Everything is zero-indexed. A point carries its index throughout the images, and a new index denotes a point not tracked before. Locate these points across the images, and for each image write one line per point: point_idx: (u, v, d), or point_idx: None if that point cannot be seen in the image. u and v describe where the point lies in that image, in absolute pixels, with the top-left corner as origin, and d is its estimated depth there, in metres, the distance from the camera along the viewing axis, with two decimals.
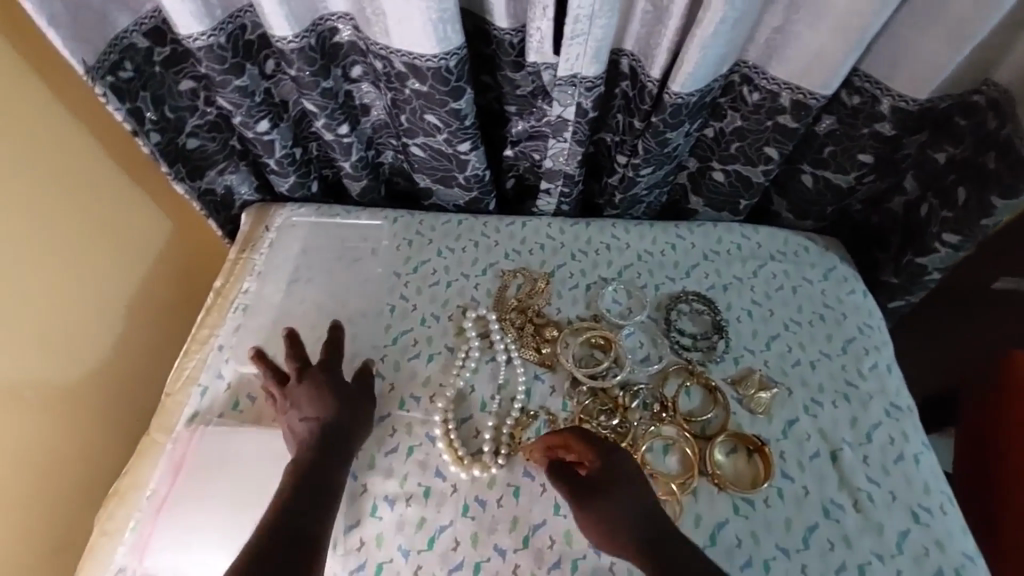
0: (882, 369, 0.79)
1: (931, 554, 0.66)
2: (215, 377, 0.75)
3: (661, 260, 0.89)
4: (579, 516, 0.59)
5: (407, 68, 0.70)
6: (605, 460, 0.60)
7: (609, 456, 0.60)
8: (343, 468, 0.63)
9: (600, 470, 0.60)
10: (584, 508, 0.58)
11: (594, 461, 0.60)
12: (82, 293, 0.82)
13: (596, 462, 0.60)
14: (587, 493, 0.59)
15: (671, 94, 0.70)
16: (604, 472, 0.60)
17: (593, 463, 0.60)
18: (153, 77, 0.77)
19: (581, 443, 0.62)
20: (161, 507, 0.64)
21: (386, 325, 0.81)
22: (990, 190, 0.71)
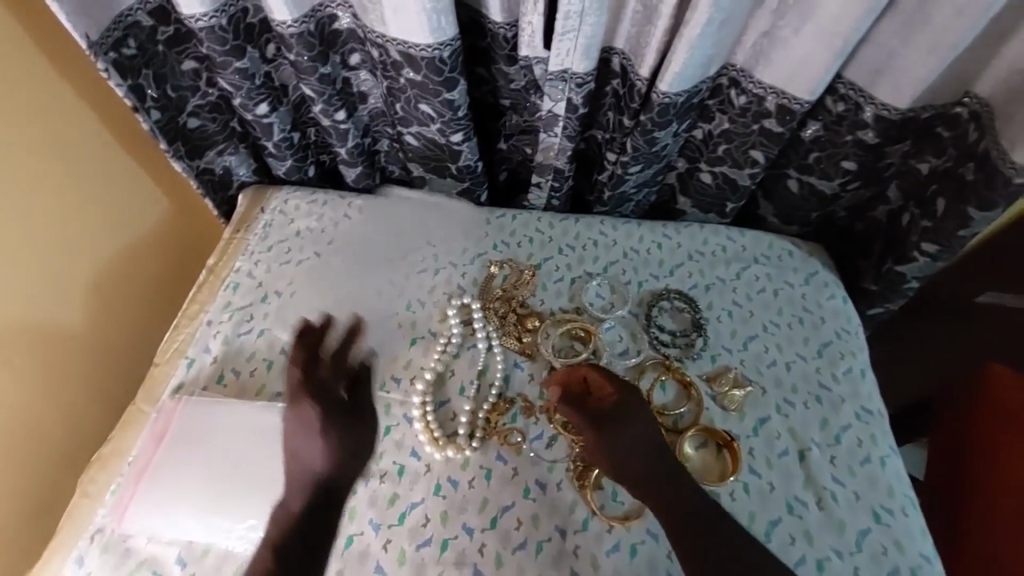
0: (856, 374, 0.81)
1: (889, 553, 0.67)
2: (203, 351, 0.77)
3: (646, 258, 0.91)
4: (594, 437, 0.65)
5: (403, 57, 0.72)
6: (627, 397, 0.67)
7: (627, 393, 0.67)
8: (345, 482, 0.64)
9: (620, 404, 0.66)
10: (603, 435, 0.65)
11: (616, 397, 0.66)
12: (73, 263, 0.84)
13: (617, 395, 0.67)
14: (608, 423, 0.65)
15: (658, 93, 0.72)
16: (625, 407, 0.66)
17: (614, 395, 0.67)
18: (157, 56, 0.79)
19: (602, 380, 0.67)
20: (143, 472, 0.65)
21: (373, 308, 0.83)
22: (968, 202, 0.72)
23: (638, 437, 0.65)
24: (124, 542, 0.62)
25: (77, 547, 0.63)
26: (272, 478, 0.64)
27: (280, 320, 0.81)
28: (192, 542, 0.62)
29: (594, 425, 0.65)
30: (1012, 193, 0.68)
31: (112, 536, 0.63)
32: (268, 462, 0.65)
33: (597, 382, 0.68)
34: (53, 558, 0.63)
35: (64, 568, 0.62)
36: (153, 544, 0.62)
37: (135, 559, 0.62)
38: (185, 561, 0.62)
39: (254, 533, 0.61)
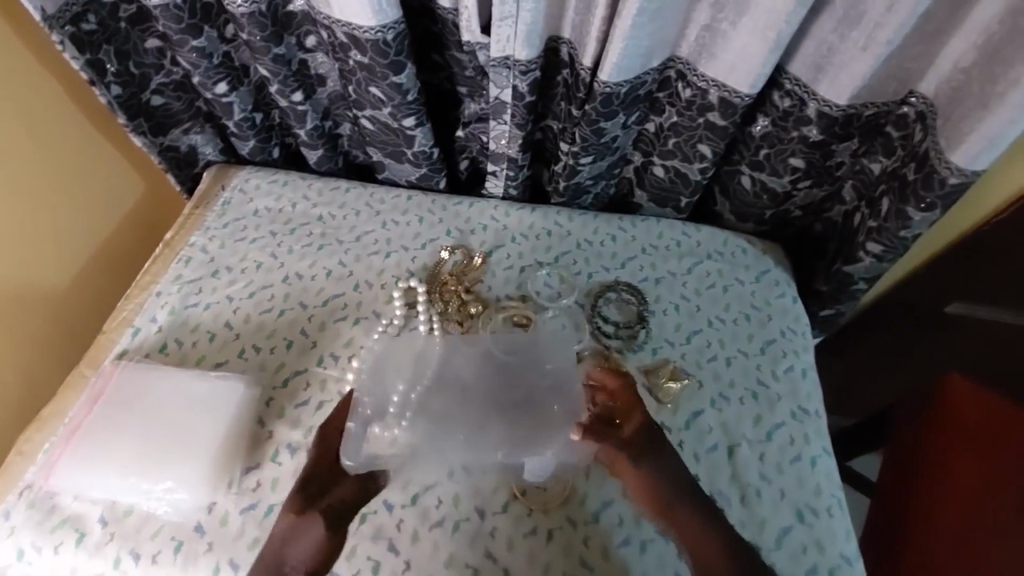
0: (797, 373, 0.80)
1: (808, 552, 0.67)
2: (149, 321, 0.79)
3: (599, 250, 0.91)
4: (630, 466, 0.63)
5: (349, 39, 0.73)
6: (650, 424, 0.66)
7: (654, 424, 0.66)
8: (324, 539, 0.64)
9: (646, 432, 0.65)
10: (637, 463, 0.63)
11: (641, 422, 0.66)
12: (30, 228, 0.86)
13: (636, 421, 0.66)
14: (637, 450, 0.64)
15: (600, 83, 0.72)
16: (652, 433, 0.65)
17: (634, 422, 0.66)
18: (118, 32, 0.81)
19: (629, 406, 0.67)
20: (75, 433, 0.67)
21: (321, 288, 0.84)
22: (908, 202, 0.71)
23: (663, 468, 0.63)
24: (51, 498, 0.64)
25: (5, 502, 0.65)
26: (196, 445, 0.66)
27: (228, 294, 0.82)
28: (115, 503, 0.64)
29: (631, 451, 0.64)
30: (948, 193, 0.68)
31: (39, 493, 0.65)
32: (196, 430, 0.67)
33: (625, 406, 0.67)
34: None
35: None
36: (79, 503, 0.64)
37: (59, 515, 0.64)
38: (106, 520, 0.64)
39: (172, 495, 0.63)
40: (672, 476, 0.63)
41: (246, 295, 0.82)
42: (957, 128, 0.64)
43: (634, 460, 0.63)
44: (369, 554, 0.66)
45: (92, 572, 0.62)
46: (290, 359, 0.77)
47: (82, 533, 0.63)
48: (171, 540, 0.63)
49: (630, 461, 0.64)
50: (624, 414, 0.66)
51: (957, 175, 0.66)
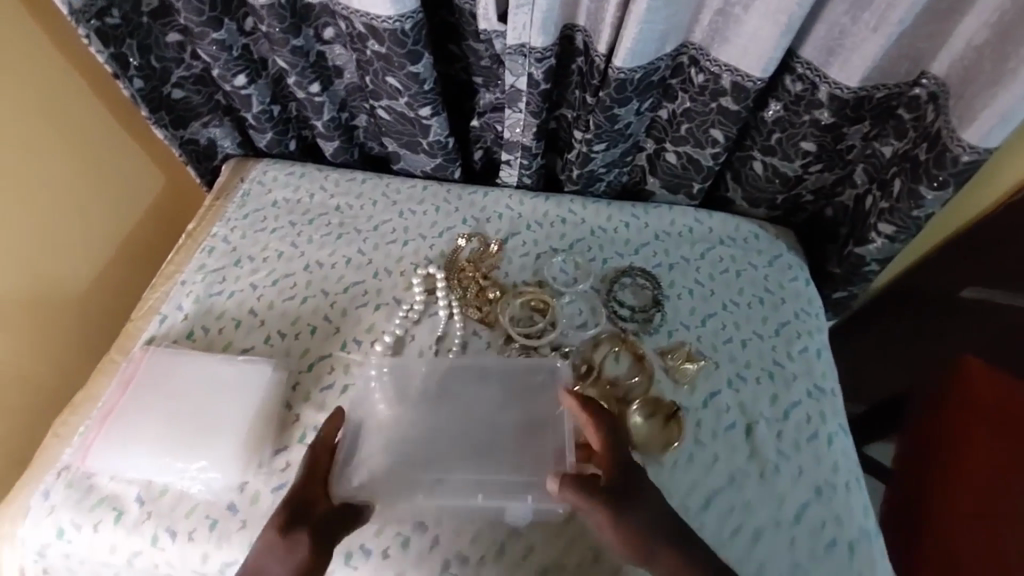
0: (811, 354, 0.81)
1: (828, 526, 0.68)
2: (175, 309, 0.81)
3: (613, 237, 0.93)
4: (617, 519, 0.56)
5: (367, 29, 0.75)
6: (630, 467, 0.60)
7: (634, 468, 0.60)
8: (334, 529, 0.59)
9: (625, 476, 0.59)
10: (625, 512, 0.56)
11: (621, 465, 0.59)
12: (55, 221, 0.89)
13: (616, 466, 0.59)
14: (623, 503, 0.57)
15: (614, 69, 0.73)
16: (632, 478, 0.59)
17: (613, 469, 0.59)
18: (140, 27, 0.83)
19: (607, 447, 0.60)
20: (109, 415, 0.69)
21: (342, 275, 0.86)
22: (920, 181, 0.73)
23: (646, 517, 0.57)
24: (88, 479, 0.66)
25: (44, 481, 0.66)
26: (227, 428, 0.67)
27: (251, 283, 0.84)
28: (151, 483, 0.66)
29: (615, 500, 0.57)
30: (960, 171, 0.69)
31: (76, 473, 0.67)
32: (227, 413, 0.68)
33: (605, 446, 0.60)
34: (20, 491, 0.67)
35: (30, 498, 0.66)
36: (115, 483, 0.66)
37: (96, 495, 0.66)
38: (143, 499, 0.65)
39: (206, 474, 0.65)
40: (655, 527, 0.57)
41: (269, 283, 0.84)
42: (970, 105, 0.65)
43: (613, 512, 0.56)
44: (397, 531, 0.67)
45: (130, 549, 0.64)
46: (313, 344, 0.79)
47: (120, 511, 0.65)
48: (205, 518, 0.65)
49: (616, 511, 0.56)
50: (604, 458, 0.60)
51: (969, 153, 0.67)
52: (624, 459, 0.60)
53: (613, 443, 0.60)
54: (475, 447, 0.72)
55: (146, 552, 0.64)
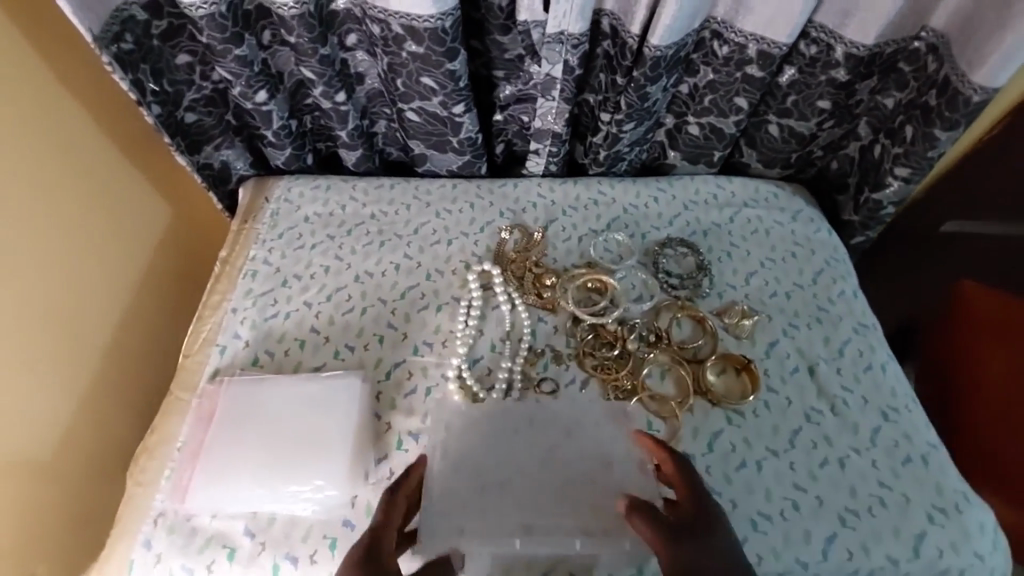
0: (849, 296, 0.88)
1: (901, 445, 0.74)
2: (233, 337, 0.79)
3: (645, 213, 0.95)
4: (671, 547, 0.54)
5: (406, 30, 0.75)
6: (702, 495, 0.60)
7: (709, 500, 0.59)
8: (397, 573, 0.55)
9: (696, 507, 0.58)
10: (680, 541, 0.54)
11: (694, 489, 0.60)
12: (81, 266, 0.83)
13: (689, 501, 0.59)
14: (682, 533, 0.55)
15: (650, 48, 0.77)
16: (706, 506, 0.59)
17: (686, 501, 0.59)
18: (152, 50, 0.79)
19: (681, 474, 0.62)
20: (199, 451, 0.67)
21: (395, 281, 0.85)
22: (933, 124, 0.80)
23: (705, 556, 0.54)
24: (190, 521, 0.65)
25: (142, 531, 0.65)
26: (327, 444, 0.66)
27: (305, 301, 0.82)
28: (257, 514, 0.64)
29: (676, 529, 0.55)
30: (971, 110, 0.77)
31: (176, 517, 0.65)
32: (323, 430, 0.67)
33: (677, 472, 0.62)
34: (119, 544, 0.65)
35: (131, 551, 0.64)
36: (219, 520, 0.64)
37: (203, 536, 0.64)
38: (253, 532, 0.64)
39: (320, 494, 0.64)
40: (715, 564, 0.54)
41: (323, 299, 0.82)
42: (980, 51, 0.72)
43: (669, 537, 0.55)
44: None
45: None
46: (385, 352, 0.78)
47: (232, 547, 0.63)
48: (324, 538, 0.64)
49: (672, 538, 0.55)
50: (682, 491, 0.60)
51: (979, 94, 0.75)
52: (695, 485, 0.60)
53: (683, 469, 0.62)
54: (562, 431, 0.72)
55: None
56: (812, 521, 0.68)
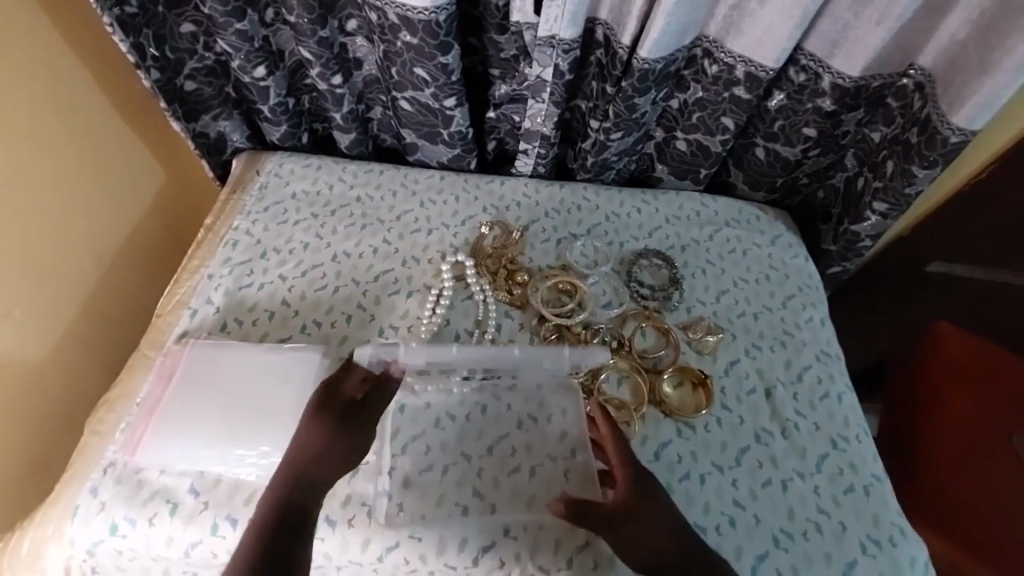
0: (816, 323, 0.88)
1: (845, 473, 0.75)
2: (205, 302, 0.81)
3: (627, 222, 0.95)
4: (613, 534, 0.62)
5: (401, 20, 0.77)
6: (644, 483, 0.65)
7: (644, 474, 0.66)
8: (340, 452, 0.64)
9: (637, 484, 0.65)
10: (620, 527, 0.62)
11: (638, 481, 0.65)
12: (69, 220, 0.85)
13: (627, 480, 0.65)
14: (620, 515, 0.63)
15: (639, 60, 0.78)
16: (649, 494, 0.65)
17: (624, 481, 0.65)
18: (156, 16, 0.82)
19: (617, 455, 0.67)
20: (155, 408, 0.69)
21: (370, 264, 0.86)
22: (913, 161, 0.81)
23: (642, 529, 0.62)
24: (137, 474, 0.66)
25: (90, 479, 0.67)
26: (280, 412, 0.68)
27: (280, 274, 0.84)
28: (204, 474, 0.66)
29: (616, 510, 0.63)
30: (949, 151, 0.78)
31: (124, 469, 0.67)
32: (276, 399, 0.69)
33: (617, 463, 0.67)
34: (66, 490, 0.67)
35: (78, 497, 0.66)
36: (166, 476, 0.66)
37: (148, 489, 0.66)
38: (198, 490, 0.66)
39: (266, 460, 0.66)
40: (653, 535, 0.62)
41: (299, 274, 0.84)
42: (959, 93, 0.73)
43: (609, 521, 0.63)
44: (456, 501, 0.69)
45: (189, 539, 0.65)
46: (350, 332, 0.80)
47: (175, 503, 0.65)
48: None
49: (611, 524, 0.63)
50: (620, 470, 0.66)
51: (956, 134, 0.76)
52: (635, 482, 0.65)
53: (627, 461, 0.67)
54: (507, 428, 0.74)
55: (205, 542, 0.65)
56: (745, 538, 0.69)
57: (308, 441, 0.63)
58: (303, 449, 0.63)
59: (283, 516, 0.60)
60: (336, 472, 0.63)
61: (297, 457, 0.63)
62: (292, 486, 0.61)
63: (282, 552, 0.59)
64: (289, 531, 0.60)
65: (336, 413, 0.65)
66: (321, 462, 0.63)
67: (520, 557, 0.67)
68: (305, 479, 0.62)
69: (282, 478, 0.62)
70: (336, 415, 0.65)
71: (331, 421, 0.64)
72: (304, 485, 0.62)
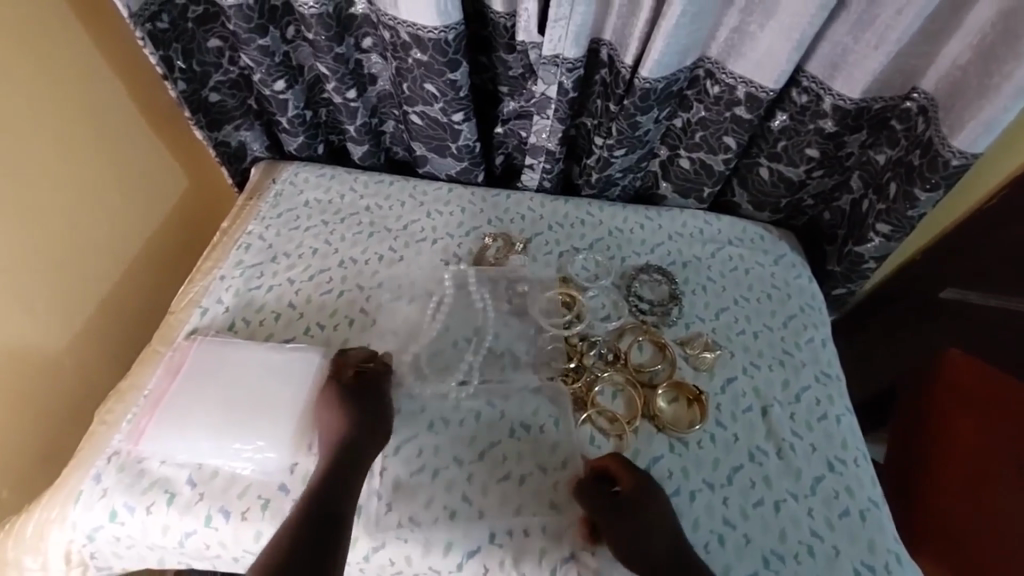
0: (817, 343, 0.87)
1: (840, 497, 0.73)
2: (216, 302, 0.84)
3: (629, 237, 0.96)
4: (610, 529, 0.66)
5: (412, 38, 0.81)
6: (649, 491, 0.68)
7: (645, 480, 0.69)
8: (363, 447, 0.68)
9: (637, 488, 0.68)
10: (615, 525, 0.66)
11: (638, 487, 0.68)
12: (93, 219, 0.90)
13: (629, 483, 0.69)
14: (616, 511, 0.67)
15: (640, 79, 0.80)
16: (645, 500, 0.67)
17: (626, 484, 0.69)
18: (185, 32, 0.87)
19: (619, 462, 0.71)
20: (160, 400, 0.72)
21: (375, 271, 0.89)
22: (915, 184, 0.81)
23: (638, 528, 0.65)
24: (139, 463, 0.70)
25: (96, 466, 0.70)
26: (278, 408, 0.71)
27: (288, 277, 0.87)
28: (202, 467, 0.69)
29: (612, 508, 0.67)
30: (951, 174, 0.78)
31: (128, 458, 0.70)
32: (273, 398, 0.71)
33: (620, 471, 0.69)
34: (71, 477, 0.70)
35: (82, 483, 0.69)
36: (166, 467, 0.69)
37: (149, 478, 0.69)
38: (195, 482, 0.68)
39: (261, 455, 0.68)
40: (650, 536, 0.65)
41: (306, 277, 0.87)
42: (959, 116, 0.73)
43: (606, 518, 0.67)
44: (444, 505, 0.70)
45: (184, 529, 0.67)
46: (352, 335, 0.82)
47: (172, 493, 0.68)
48: (258, 498, 0.68)
49: (607, 520, 0.67)
50: (621, 474, 0.70)
51: (958, 158, 0.75)
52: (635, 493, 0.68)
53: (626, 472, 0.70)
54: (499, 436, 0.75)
55: (199, 533, 0.67)
56: (734, 557, 0.68)
57: (337, 423, 0.69)
58: (337, 435, 0.68)
59: (333, 492, 0.64)
60: (368, 451, 0.69)
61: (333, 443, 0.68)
62: (333, 469, 0.66)
63: (335, 522, 0.62)
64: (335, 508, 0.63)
65: (352, 398, 0.71)
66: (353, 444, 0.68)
67: (503, 564, 0.67)
68: (346, 458, 0.67)
69: (322, 463, 0.67)
70: (354, 398, 0.71)
71: (354, 402, 0.71)
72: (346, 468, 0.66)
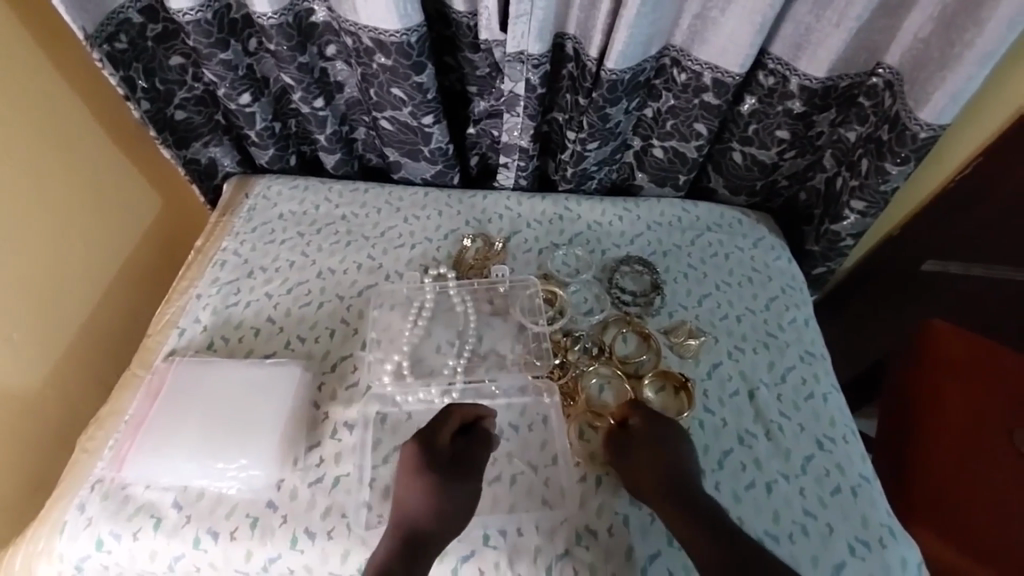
0: (800, 323, 0.88)
1: (831, 475, 0.74)
2: (193, 321, 0.83)
3: (609, 230, 0.96)
4: (619, 463, 0.70)
5: (375, 43, 0.80)
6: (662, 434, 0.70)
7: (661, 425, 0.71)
8: (471, 473, 0.68)
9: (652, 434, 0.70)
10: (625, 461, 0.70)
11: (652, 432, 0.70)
12: (63, 244, 0.88)
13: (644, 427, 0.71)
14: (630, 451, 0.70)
15: (607, 71, 0.80)
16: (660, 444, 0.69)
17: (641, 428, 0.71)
18: (145, 50, 0.86)
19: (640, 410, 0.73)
20: (141, 425, 0.71)
21: (355, 280, 0.88)
22: (886, 158, 0.82)
23: (648, 468, 0.68)
24: (123, 489, 0.68)
25: (79, 495, 0.69)
26: (261, 426, 0.70)
27: (266, 292, 0.86)
28: (187, 489, 0.68)
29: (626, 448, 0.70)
30: (919, 147, 0.79)
31: (111, 485, 0.69)
32: (255, 416, 0.71)
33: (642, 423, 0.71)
34: (55, 508, 0.69)
35: (65, 514, 0.68)
36: (151, 491, 0.68)
37: (133, 504, 0.68)
38: (181, 505, 0.68)
39: (246, 473, 0.67)
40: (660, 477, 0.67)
41: (284, 291, 0.86)
42: (923, 89, 0.74)
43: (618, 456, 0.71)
44: None
45: (173, 552, 0.66)
46: (334, 346, 0.81)
47: (158, 518, 0.67)
48: (246, 516, 0.67)
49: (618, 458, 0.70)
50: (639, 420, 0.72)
51: (925, 130, 0.76)
52: (674, 470, 0.67)
53: (653, 422, 0.72)
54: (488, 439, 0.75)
55: (188, 556, 0.66)
56: None
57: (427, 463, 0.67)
58: (421, 505, 0.65)
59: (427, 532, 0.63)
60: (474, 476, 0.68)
61: (413, 513, 0.64)
62: (441, 491, 0.65)
63: (432, 538, 0.63)
64: (438, 526, 0.64)
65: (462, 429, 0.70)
66: (443, 490, 0.66)
67: (499, 566, 0.67)
68: (452, 480, 0.67)
69: (421, 482, 0.66)
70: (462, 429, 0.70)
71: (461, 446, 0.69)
72: (418, 541, 0.63)
